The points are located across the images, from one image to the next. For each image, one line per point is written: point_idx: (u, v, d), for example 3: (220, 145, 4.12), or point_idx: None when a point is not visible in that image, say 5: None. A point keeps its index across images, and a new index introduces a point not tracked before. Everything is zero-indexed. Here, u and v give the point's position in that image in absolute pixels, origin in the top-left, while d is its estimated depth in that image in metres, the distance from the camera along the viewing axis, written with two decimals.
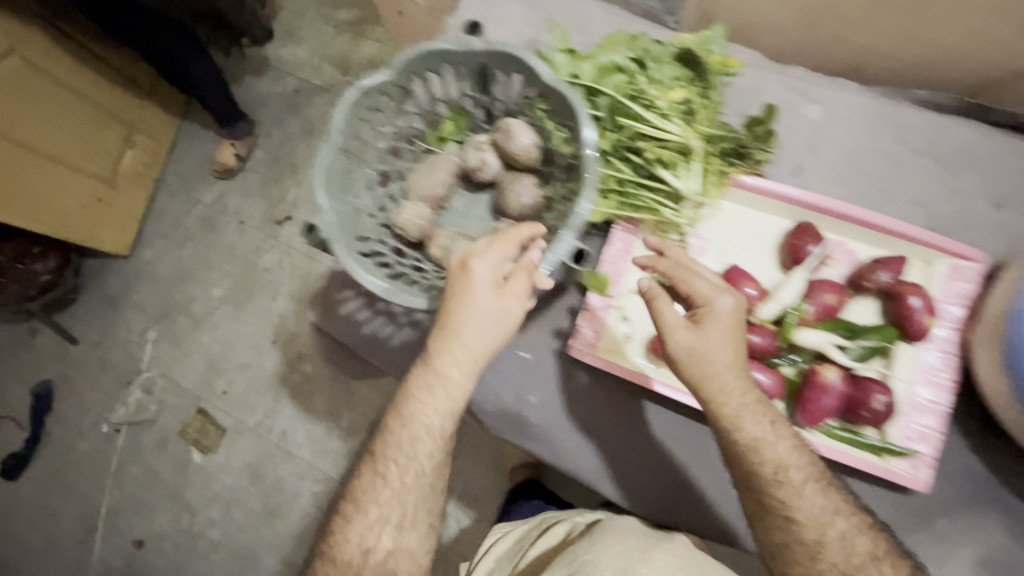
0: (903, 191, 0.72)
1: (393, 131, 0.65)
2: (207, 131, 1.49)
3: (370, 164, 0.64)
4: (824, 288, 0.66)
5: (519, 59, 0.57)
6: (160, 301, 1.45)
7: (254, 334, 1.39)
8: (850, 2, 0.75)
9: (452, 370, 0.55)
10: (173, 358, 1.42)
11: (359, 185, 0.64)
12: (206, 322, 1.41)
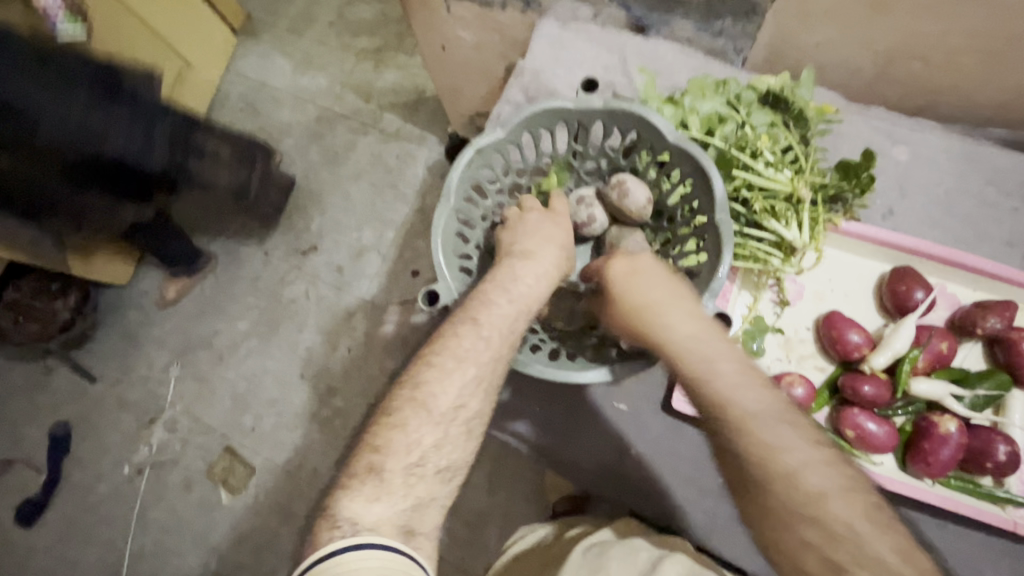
0: (994, 232, 0.72)
1: (498, 186, 0.67)
2: None
3: (479, 225, 0.67)
4: (937, 336, 0.66)
5: (638, 116, 0.59)
6: (181, 334, 1.38)
7: (283, 369, 1.33)
8: (935, 44, 0.74)
9: (473, 374, 0.52)
10: (199, 395, 1.34)
11: (467, 243, 0.66)
12: (232, 357, 1.35)
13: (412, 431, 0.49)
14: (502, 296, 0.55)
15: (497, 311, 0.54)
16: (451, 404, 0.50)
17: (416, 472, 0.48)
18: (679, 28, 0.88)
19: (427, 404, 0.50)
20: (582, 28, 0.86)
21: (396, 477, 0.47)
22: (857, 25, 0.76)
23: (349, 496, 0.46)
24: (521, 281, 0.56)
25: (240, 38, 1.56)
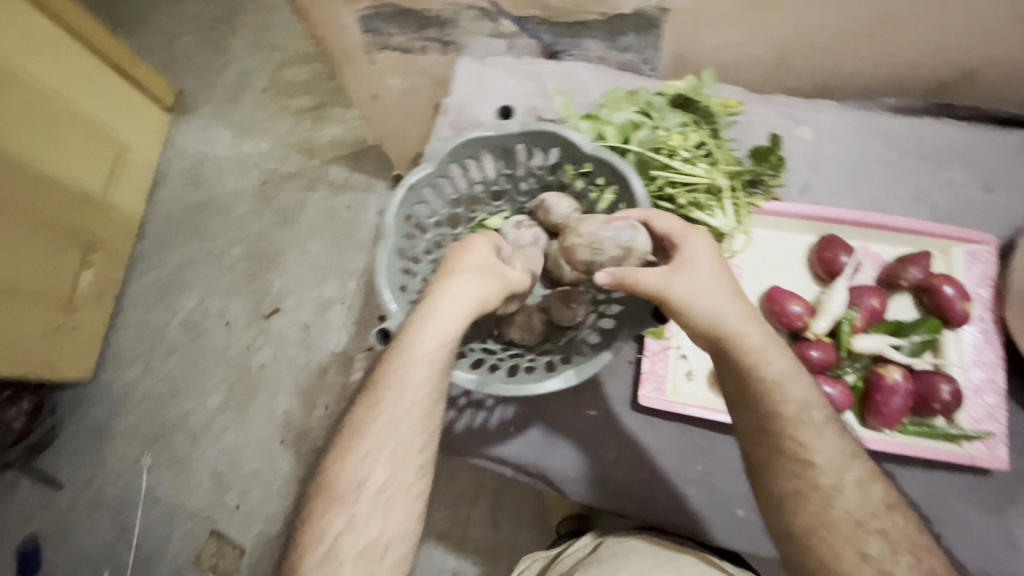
0: (903, 190, 0.77)
1: (437, 219, 0.69)
2: (178, 240, 1.47)
3: (426, 259, 0.69)
4: (868, 293, 0.70)
5: (557, 135, 0.63)
6: (150, 422, 1.34)
7: (262, 438, 1.29)
8: (813, 33, 0.82)
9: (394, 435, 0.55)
10: (178, 482, 1.29)
11: (417, 278, 0.67)
12: (207, 436, 1.31)
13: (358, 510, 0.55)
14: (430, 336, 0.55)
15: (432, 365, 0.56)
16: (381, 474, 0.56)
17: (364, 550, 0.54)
18: (591, 49, 0.95)
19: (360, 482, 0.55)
20: (499, 62, 0.91)
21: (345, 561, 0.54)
22: (743, 25, 0.83)
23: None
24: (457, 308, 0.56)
25: (177, 115, 1.57)
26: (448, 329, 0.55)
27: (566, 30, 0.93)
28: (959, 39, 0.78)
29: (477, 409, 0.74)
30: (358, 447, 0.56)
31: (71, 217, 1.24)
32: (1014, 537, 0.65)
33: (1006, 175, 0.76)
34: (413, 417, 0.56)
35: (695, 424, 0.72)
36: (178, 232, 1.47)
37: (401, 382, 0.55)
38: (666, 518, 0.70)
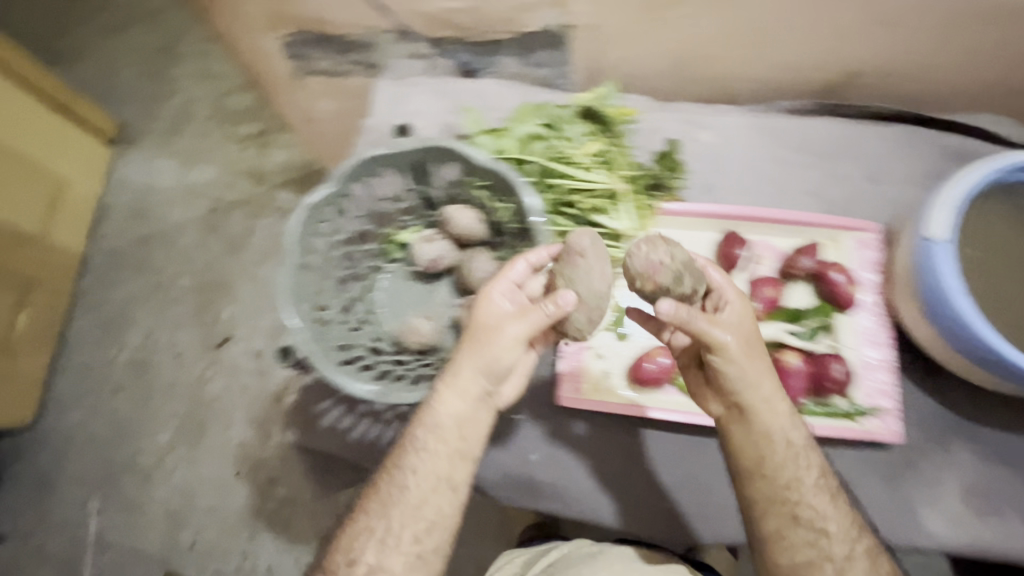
0: (796, 186, 0.82)
1: (343, 236, 0.68)
2: (123, 274, 1.44)
3: (332, 273, 0.67)
4: (764, 284, 0.75)
5: (452, 149, 0.64)
6: (100, 464, 1.30)
7: (217, 472, 1.27)
8: (712, 43, 0.87)
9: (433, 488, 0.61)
10: (133, 524, 1.26)
11: (323, 296, 0.66)
12: (159, 474, 1.28)
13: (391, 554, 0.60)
14: (449, 404, 0.61)
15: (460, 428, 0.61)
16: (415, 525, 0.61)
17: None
18: (508, 66, 0.98)
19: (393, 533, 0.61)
20: (417, 82, 0.93)
21: None
22: (644, 37, 0.88)
23: None
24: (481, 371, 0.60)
25: (117, 148, 1.54)
26: (467, 385, 0.60)
27: (478, 50, 0.97)
28: (842, 44, 0.83)
29: (404, 422, 0.76)
30: (376, 499, 0.62)
31: (6, 257, 1.20)
32: (913, 506, 0.69)
33: (891, 168, 0.81)
34: (423, 474, 0.61)
35: (614, 420, 0.74)
36: (123, 266, 1.44)
37: (417, 437, 0.61)
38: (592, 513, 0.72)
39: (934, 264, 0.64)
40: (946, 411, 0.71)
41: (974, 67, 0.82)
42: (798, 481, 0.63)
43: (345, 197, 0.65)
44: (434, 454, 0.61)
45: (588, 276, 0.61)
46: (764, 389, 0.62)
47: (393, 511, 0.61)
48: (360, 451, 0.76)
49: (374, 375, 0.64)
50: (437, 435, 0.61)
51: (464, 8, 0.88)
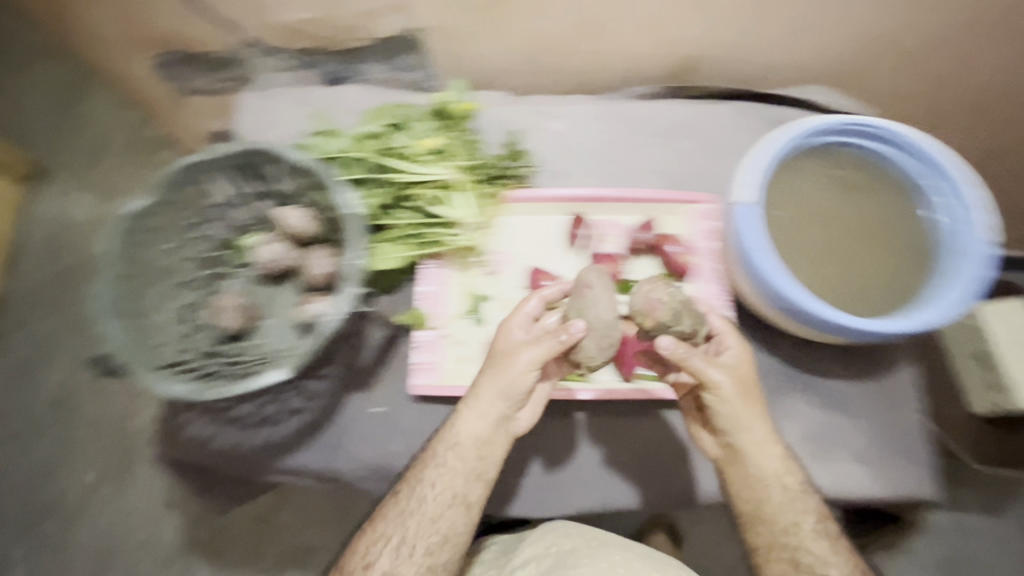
0: (641, 166, 0.87)
1: (180, 246, 0.69)
2: (35, 313, 1.40)
3: (167, 280, 0.68)
4: (603, 260, 0.78)
5: (268, 150, 0.65)
6: (19, 511, 1.26)
7: (145, 506, 1.25)
8: (558, 38, 0.91)
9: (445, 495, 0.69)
10: (59, 567, 1.23)
11: (156, 305, 0.67)
12: (84, 514, 1.25)
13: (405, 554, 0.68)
14: (462, 428, 0.69)
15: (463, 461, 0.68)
16: (435, 533, 0.69)
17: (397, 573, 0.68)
18: (374, 73, 1.00)
19: (410, 539, 0.69)
20: (278, 93, 0.94)
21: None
22: (495, 37, 0.91)
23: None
24: (490, 402, 0.68)
25: (35, 184, 1.48)
26: (488, 409, 0.68)
27: (342, 59, 0.99)
28: (675, 31, 0.87)
29: (270, 426, 0.76)
30: (397, 509, 0.70)
31: None
32: None
33: (727, 143, 0.87)
34: (440, 492, 0.69)
35: None
36: (33, 305, 1.40)
37: (440, 454, 0.69)
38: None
39: (739, 226, 0.68)
40: (784, 365, 0.75)
41: (796, 42, 0.86)
42: (796, 526, 0.68)
43: (172, 207, 0.67)
44: (451, 471, 0.69)
45: (596, 304, 0.68)
46: (755, 432, 0.67)
47: (410, 520, 0.69)
48: (228, 459, 0.77)
49: (203, 376, 0.64)
50: (456, 453, 0.69)
51: (315, 18, 0.90)
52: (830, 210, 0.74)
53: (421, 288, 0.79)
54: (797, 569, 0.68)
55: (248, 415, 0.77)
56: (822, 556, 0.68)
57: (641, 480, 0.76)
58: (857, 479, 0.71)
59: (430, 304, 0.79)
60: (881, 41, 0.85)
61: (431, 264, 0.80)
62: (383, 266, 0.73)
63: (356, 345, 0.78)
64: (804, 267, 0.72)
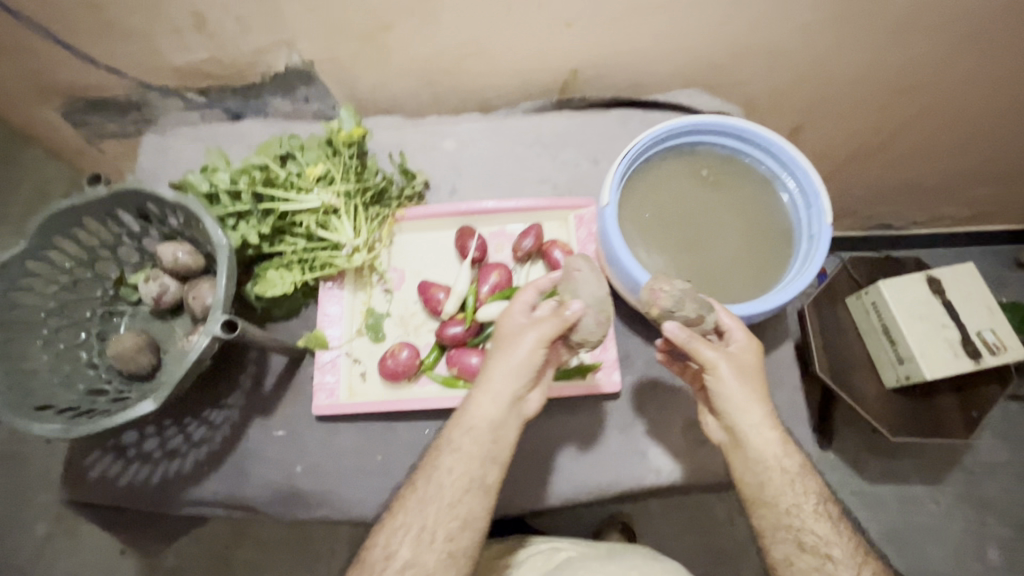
0: (531, 178, 0.91)
1: (60, 287, 0.69)
2: None
3: (47, 323, 0.68)
4: (492, 269, 0.80)
5: (141, 188, 0.66)
6: None
7: (101, 552, 1.26)
8: (445, 61, 0.95)
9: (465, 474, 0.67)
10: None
11: (36, 349, 0.66)
12: (39, 566, 1.25)
13: (425, 541, 0.66)
14: (477, 412, 0.67)
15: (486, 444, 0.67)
16: (456, 518, 0.67)
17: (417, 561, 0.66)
18: (279, 105, 1.04)
19: (432, 526, 0.67)
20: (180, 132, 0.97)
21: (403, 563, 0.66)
22: (385, 65, 0.95)
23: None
24: (504, 388, 0.67)
25: None
26: (499, 392, 0.67)
27: (245, 95, 1.02)
28: (551, 49, 0.91)
29: (175, 457, 0.77)
30: (416, 491, 0.68)
31: None
32: (642, 447, 0.79)
33: (610, 150, 0.92)
34: (456, 476, 0.67)
35: (374, 421, 0.78)
36: None
37: (455, 439, 0.68)
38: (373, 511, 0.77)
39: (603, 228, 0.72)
40: None
41: (668, 51, 0.91)
42: (797, 507, 0.70)
43: (46, 251, 0.66)
44: (468, 456, 0.67)
45: (588, 285, 0.68)
46: (751, 414, 0.69)
47: (433, 506, 0.67)
48: (134, 495, 0.77)
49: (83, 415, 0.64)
50: (472, 439, 0.67)
51: (208, 58, 0.92)
52: (697, 203, 0.79)
53: (320, 308, 0.81)
54: (802, 550, 0.69)
55: (155, 449, 0.78)
56: (824, 535, 0.70)
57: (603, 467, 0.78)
58: None
59: (329, 324, 0.80)
60: (743, 44, 0.90)
61: (332, 283, 0.82)
62: (276, 292, 0.75)
63: (260, 371, 0.80)
64: (679, 260, 0.76)
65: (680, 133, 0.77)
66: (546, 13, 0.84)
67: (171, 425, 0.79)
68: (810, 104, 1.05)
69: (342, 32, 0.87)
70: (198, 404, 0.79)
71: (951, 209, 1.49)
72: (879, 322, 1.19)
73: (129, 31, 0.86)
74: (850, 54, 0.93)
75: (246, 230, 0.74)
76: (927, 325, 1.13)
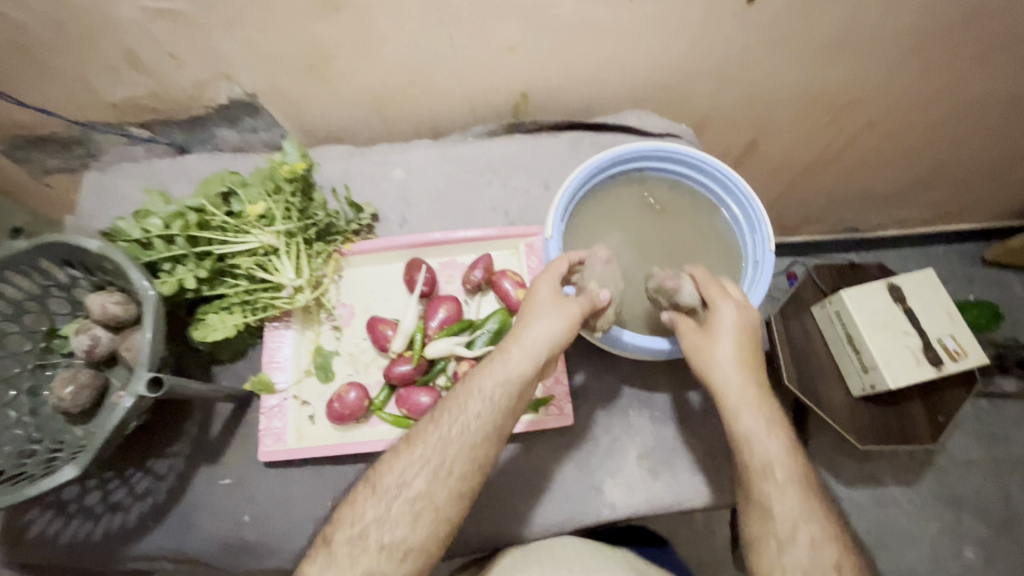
0: (481, 204, 0.90)
1: None
2: None
3: None
4: (442, 303, 0.79)
5: (65, 241, 0.64)
6: None
7: None
8: (390, 89, 0.93)
9: (485, 413, 0.65)
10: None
11: None
12: None
13: (431, 481, 0.64)
14: (511, 360, 0.66)
15: (511, 396, 0.66)
16: (463, 463, 0.65)
17: (421, 505, 0.64)
18: (227, 137, 1.01)
19: (446, 466, 0.65)
20: (122, 169, 0.94)
21: (405, 508, 0.64)
22: (329, 95, 0.93)
23: (382, 524, 0.64)
24: (535, 344, 0.66)
25: None
26: (537, 342, 0.66)
27: (189, 128, 0.99)
28: (497, 73, 0.90)
29: (118, 511, 0.75)
30: (436, 426, 0.66)
31: None
32: (596, 482, 0.74)
33: (559, 174, 0.91)
34: (481, 416, 0.65)
35: (326, 464, 0.76)
36: None
37: (486, 388, 0.66)
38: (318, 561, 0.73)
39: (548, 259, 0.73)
40: (621, 384, 0.78)
41: (616, 70, 0.90)
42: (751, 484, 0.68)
43: None
44: (496, 405, 0.66)
45: (610, 279, 0.70)
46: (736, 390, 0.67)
47: (454, 443, 0.65)
48: (74, 553, 0.74)
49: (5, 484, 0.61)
50: (506, 390, 0.65)
51: (147, 94, 0.90)
52: (645, 229, 0.79)
53: (265, 348, 0.79)
54: None
55: (96, 504, 0.75)
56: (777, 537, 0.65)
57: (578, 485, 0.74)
58: (695, 488, 0.74)
59: (275, 366, 0.78)
60: (688, 62, 0.90)
61: (279, 322, 0.79)
62: (217, 336, 0.73)
63: (206, 418, 0.78)
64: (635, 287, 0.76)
65: (625, 159, 0.77)
66: (488, 40, 0.83)
67: (114, 478, 0.76)
68: (763, 116, 1.05)
69: (283, 65, 0.86)
70: (144, 454, 0.76)
71: (912, 211, 1.50)
72: (845, 333, 1.19)
73: (61, 70, 0.84)
74: (795, 68, 0.94)
75: (183, 275, 0.72)
76: (891, 333, 1.13)
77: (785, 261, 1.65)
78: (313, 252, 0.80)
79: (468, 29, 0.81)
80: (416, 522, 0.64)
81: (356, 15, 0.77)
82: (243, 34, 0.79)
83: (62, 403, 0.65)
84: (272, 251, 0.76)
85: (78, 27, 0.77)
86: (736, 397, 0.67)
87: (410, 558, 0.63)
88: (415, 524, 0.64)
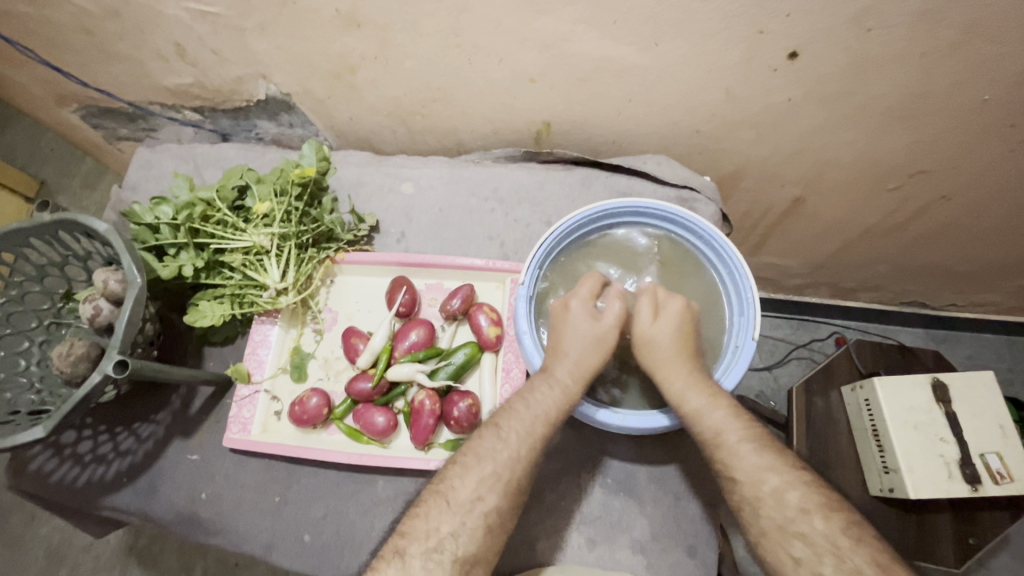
0: (478, 231, 0.91)
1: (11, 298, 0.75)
2: None
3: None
4: (414, 327, 0.79)
5: (79, 219, 0.70)
6: None
7: (44, 540, 1.27)
8: (413, 104, 0.92)
9: (530, 424, 0.67)
10: (11, 561, 1.26)
11: None
12: None
13: (478, 487, 0.63)
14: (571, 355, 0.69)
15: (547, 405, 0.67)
16: (505, 466, 0.64)
17: (470, 514, 0.63)
18: (267, 128, 1.06)
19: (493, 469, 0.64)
20: (167, 149, 1.02)
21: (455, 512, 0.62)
22: (358, 103, 0.94)
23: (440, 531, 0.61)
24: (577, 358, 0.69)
25: None
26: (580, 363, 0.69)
27: (232, 116, 1.04)
28: (517, 102, 0.87)
29: (101, 464, 0.82)
30: (488, 438, 0.66)
31: None
32: (530, 537, 0.72)
33: (562, 215, 0.91)
34: (536, 429, 0.66)
35: (281, 460, 0.79)
36: None
37: (537, 400, 0.67)
38: (363, 563, 0.75)
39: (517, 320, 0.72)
40: (578, 442, 0.76)
41: (647, 111, 0.85)
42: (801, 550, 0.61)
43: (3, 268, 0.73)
44: (548, 420, 0.67)
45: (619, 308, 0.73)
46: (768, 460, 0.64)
47: (502, 446, 0.65)
48: (60, 493, 0.82)
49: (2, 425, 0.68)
50: (557, 406, 0.67)
51: (195, 83, 0.96)
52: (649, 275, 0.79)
53: (248, 340, 0.82)
54: None
55: (85, 453, 0.83)
56: None
57: (515, 535, 0.72)
58: (634, 567, 0.70)
59: (254, 359, 0.82)
60: (722, 113, 0.83)
61: (265, 318, 0.83)
62: (204, 323, 0.77)
63: (190, 394, 0.84)
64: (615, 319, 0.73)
65: (635, 211, 0.77)
66: (506, 68, 0.80)
67: (105, 432, 0.83)
68: (816, 174, 0.94)
69: (312, 70, 0.88)
70: (131, 416, 0.83)
71: (996, 297, 1.30)
72: (871, 424, 1.05)
73: (122, 55, 0.92)
74: (851, 132, 0.83)
75: (183, 262, 0.77)
76: (921, 436, 1.00)
77: (832, 327, 1.46)
78: (305, 256, 0.82)
79: (486, 55, 0.78)
80: (466, 531, 0.62)
81: (377, 31, 0.77)
82: (277, 38, 0.82)
83: (59, 359, 0.71)
84: (263, 251, 0.79)
85: (133, 20, 0.83)
86: (741, 431, 0.66)
87: (469, 565, 0.61)
88: (483, 532, 0.62)
